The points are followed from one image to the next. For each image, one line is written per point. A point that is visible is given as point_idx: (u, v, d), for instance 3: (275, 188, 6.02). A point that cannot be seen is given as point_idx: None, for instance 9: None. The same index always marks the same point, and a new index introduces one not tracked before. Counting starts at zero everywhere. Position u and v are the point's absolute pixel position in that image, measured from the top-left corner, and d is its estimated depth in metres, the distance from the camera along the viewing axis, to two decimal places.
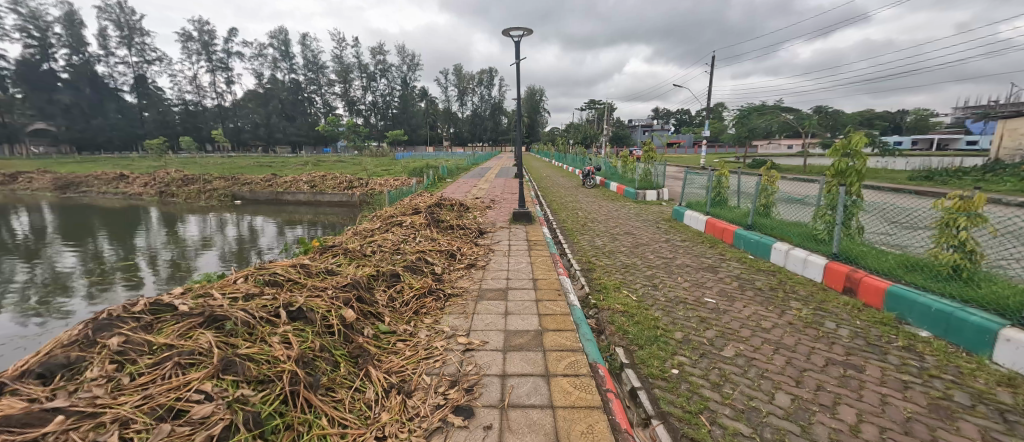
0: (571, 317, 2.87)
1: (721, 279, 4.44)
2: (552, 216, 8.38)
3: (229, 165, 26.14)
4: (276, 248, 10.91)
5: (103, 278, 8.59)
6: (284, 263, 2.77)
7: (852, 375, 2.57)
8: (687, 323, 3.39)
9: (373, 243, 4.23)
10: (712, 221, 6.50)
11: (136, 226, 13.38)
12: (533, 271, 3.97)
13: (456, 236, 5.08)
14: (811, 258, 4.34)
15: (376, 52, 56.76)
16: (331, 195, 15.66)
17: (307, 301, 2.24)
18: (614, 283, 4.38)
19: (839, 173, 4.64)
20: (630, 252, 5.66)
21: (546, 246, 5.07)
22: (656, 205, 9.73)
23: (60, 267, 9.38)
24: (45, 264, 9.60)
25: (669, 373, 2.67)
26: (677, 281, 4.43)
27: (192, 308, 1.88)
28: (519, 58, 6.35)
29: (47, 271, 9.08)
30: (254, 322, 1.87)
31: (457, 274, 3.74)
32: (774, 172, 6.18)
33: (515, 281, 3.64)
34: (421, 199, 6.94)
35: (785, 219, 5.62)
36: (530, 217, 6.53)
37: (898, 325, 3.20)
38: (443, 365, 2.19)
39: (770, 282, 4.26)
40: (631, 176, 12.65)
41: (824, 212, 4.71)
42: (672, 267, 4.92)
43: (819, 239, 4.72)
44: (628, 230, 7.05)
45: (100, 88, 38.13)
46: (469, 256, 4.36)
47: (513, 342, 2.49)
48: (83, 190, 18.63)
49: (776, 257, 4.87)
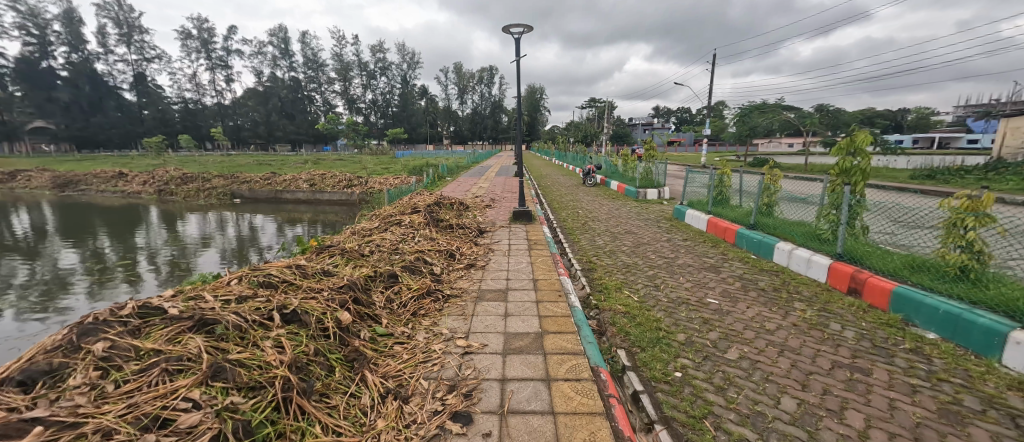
0: (573, 319, 2.82)
1: (723, 279, 4.39)
2: (553, 215, 8.32)
3: (228, 163, 26.06)
4: (276, 246, 10.89)
5: (102, 276, 8.57)
6: (279, 264, 2.72)
7: (859, 379, 2.52)
8: (689, 324, 3.34)
9: (371, 243, 4.18)
10: (714, 220, 6.44)
11: (136, 224, 13.38)
12: (533, 271, 3.91)
13: (455, 235, 5.03)
14: (814, 258, 4.28)
15: (376, 50, 56.66)
16: (330, 193, 15.60)
17: (302, 303, 2.19)
18: (616, 284, 4.32)
19: (843, 172, 4.57)
20: (631, 252, 5.61)
21: (546, 246, 5.02)
22: (657, 204, 9.68)
23: (60, 265, 9.38)
24: (45, 262, 9.59)
25: (672, 376, 2.61)
26: (679, 281, 4.38)
27: (182, 312, 1.82)
28: (519, 55, 6.29)
29: (47, 269, 9.07)
30: (246, 326, 1.82)
31: (456, 275, 3.68)
32: (776, 171, 6.11)
33: (515, 282, 3.58)
34: (420, 198, 6.89)
35: (788, 218, 5.55)
36: (530, 216, 6.47)
37: (905, 327, 3.14)
38: (441, 368, 2.14)
39: (773, 283, 4.21)
40: (632, 175, 12.58)
41: (828, 211, 4.64)
42: (673, 267, 4.86)
43: (822, 239, 4.66)
44: (628, 230, 6.99)
45: (100, 86, 38.08)
46: (469, 256, 4.30)
47: (514, 345, 2.44)
48: (82, 188, 18.59)
49: (779, 257, 4.82)
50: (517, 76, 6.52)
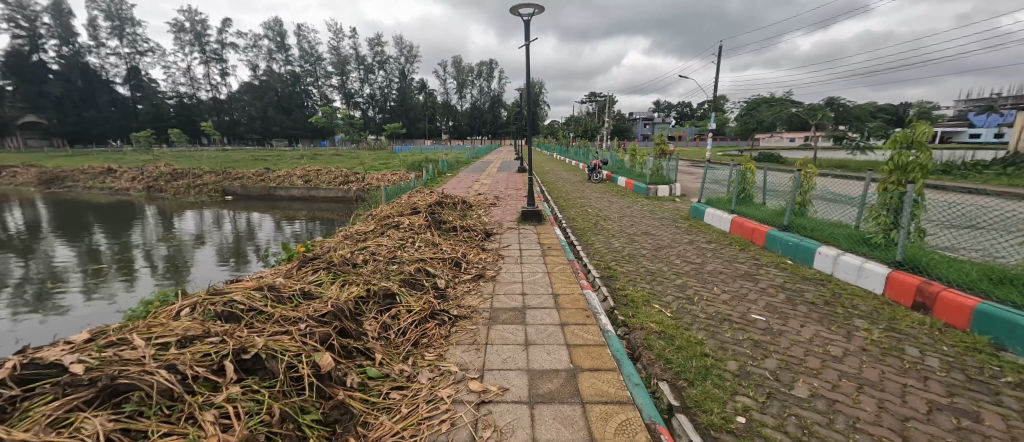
0: (609, 349, 2.30)
1: (764, 291, 3.86)
2: (562, 215, 7.78)
3: (221, 159, 25.38)
4: (276, 242, 10.37)
5: (99, 272, 8.12)
6: (248, 283, 2.19)
7: (970, 428, 2.03)
8: (739, 348, 2.85)
9: (366, 250, 3.65)
10: (738, 220, 5.92)
11: (132, 220, 12.90)
12: (551, 283, 3.39)
13: (459, 240, 4.49)
14: (867, 266, 3.79)
15: (374, 44, 55.81)
16: (326, 190, 15.06)
17: (267, 343, 1.66)
18: (643, 295, 3.81)
19: (899, 169, 4.07)
20: (652, 256, 5.10)
21: (562, 251, 4.48)
22: (670, 201, 9.20)
23: (55, 262, 8.86)
24: (41, 258, 9.12)
25: (734, 422, 2.10)
26: (715, 293, 3.85)
27: (86, 372, 1.31)
28: (529, 40, 5.73)
29: (43, 265, 8.61)
30: (180, 392, 1.31)
31: (464, 288, 3.17)
32: (810, 167, 5.59)
33: (532, 299, 3.04)
34: (419, 197, 6.34)
35: (826, 219, 5.14)
36: (539, 216, 5.96)
37: (995, 353, 2.67)
38: (451, 429, 1.63)
39: (822, 295, 3.69)
40: (641, 170, 12.05)
41: (878, 213, 4.15)
42: (704, 275, 4.34)
43: (873, 244, 4.16)
44: (645, 230, 6.48)
45: (92, 81, 37.35)
46: (476, 265, 3.77)
47: (542, 390, 1.92)
48: (68, 185, 17.96)
49: (822, 264, 4.31)
50: (528, 63, 5.96)
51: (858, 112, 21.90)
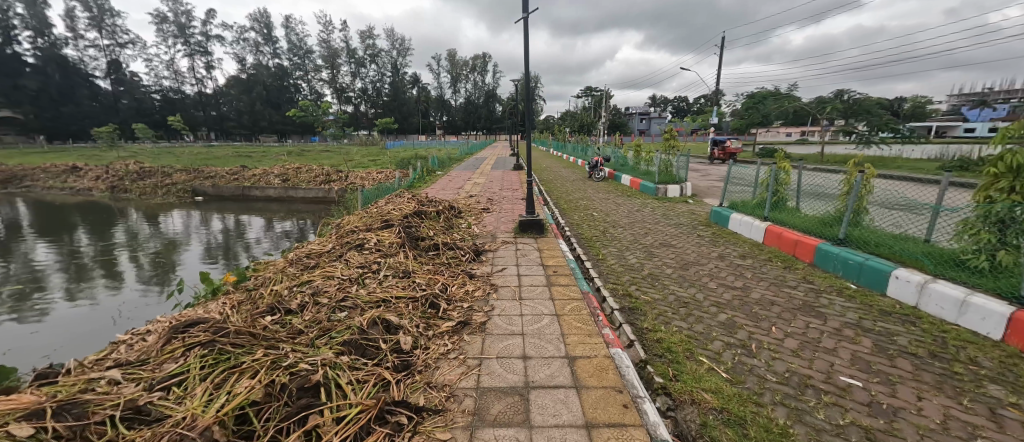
0: None
1: (840, 334, 2.93)
2: (564, 221, 6.84)
3: (201, 156, 24.02)
4: (268, 241, 9.32)
5: (78, 272, 7.12)
6: None
7: None
8: None
9: (307, 289, 2.65)
10: (776, 230, 4.99)
11: (115, 218, 11.89)
12: (565, 337, 2.43)
13: (440, 264, 3.51)
14: (976, 301, 2.87)
15: (365, 37, 54.23)
16: (306, 189, 14.00)
17: None
18: (682, 341, 2.85)
19: (1012, 170, 3.14)
20: (679, 277, 4.15)
21: (571, 277, 3.50)
22: (682, 203, 8.30)
23: (33, 262, 7.94)
24: (18, 258, 8.21)
25: None
26: (776, 338, 2.89)
27: None
28: (526, 14, 4.77)
29: (20, 265, 7.71)
30: None
31: (439, 350, 2.20)
32: (867, 167, 4.66)
33: (540, 367, 2.08)
34: (395, 204, 5.34)
35: (891, 231, 4.22)
36: (541, 227, 5.01)
37: None
38: None
39: (924, 343, 2.75)
40: (646, 168, 11.13)
41: (977, 227, 3.27)
42: (752, 307, 3.40)
43: (973, 268, 3.25)
44: (664, 240, 5.54)
45: (70, 75, 35.39)
46: (460, 305, 2.80)
47: None
48: (27, 185, 16.75)
49: (900, 290, 3.41)
50: (525, 44, 5.00)
51: (868, 104, 20.15)
